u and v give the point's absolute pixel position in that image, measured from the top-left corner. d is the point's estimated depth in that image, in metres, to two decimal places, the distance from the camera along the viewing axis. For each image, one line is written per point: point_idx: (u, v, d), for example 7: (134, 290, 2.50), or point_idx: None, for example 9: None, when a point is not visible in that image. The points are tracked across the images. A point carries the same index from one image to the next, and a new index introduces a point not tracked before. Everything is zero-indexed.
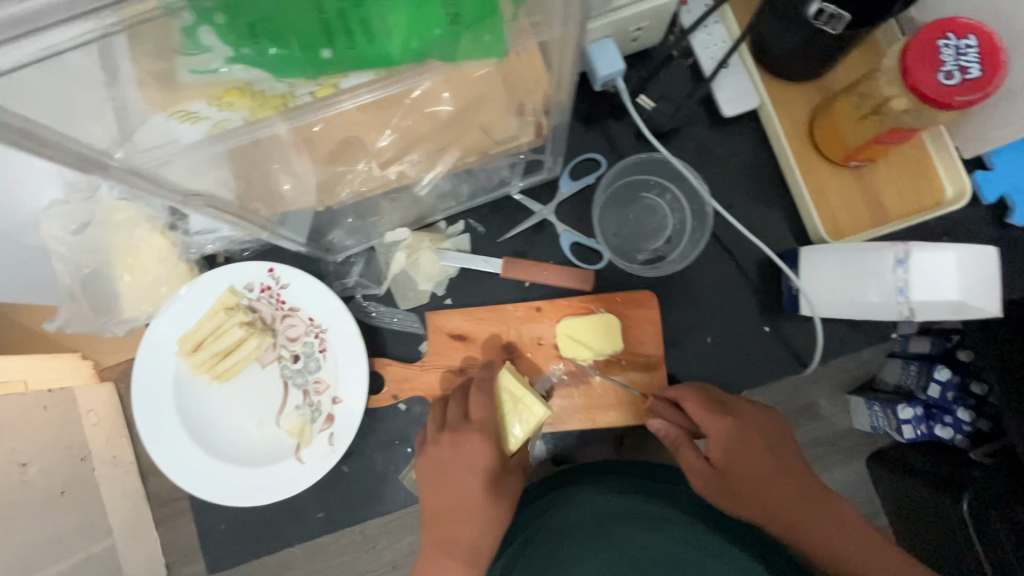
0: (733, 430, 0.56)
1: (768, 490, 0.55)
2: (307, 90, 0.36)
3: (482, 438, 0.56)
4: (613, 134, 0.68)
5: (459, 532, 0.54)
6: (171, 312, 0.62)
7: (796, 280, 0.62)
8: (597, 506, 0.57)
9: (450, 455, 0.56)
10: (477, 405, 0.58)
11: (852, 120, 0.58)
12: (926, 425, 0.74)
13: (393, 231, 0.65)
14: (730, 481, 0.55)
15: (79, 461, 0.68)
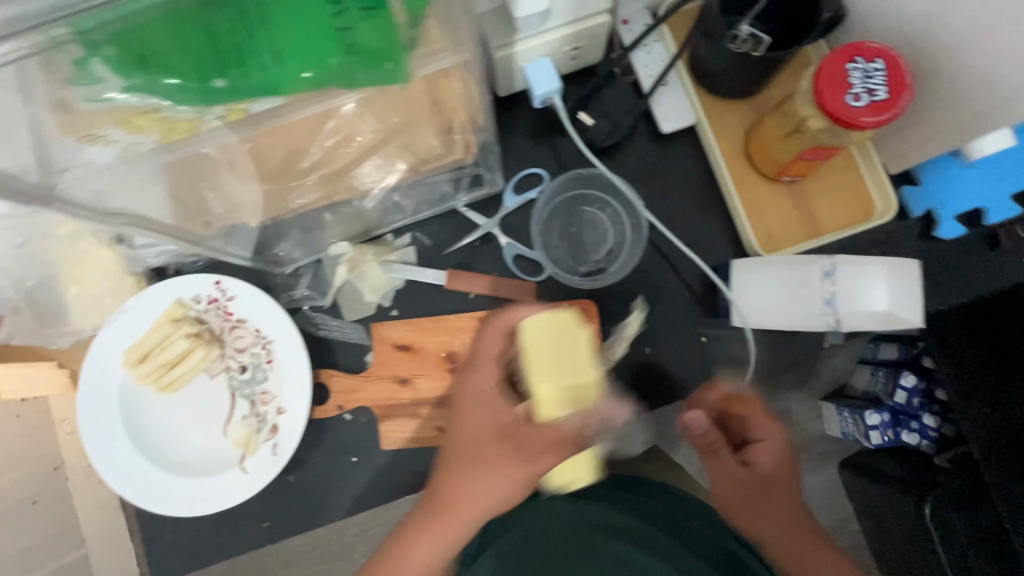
0: (774, 448, 0.57)
1: (772, 518, 0.56)
2: (216, 114, 0.37)
3: (496, 378, 0.53)
4: (556, 149, 0.69)
5: (467, 480, 0.52)
6: (118, 324, 0.63)
7: (728, 293, 0.63)
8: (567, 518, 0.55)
9: (468, 394, 0.54)
10: (490, 349, 0.53)
11: (778, 137, 0.60)
12: (893, 431, 0.76)
13: (334, 244, 0.67)
14: (758, 501, 0.56)
15: (50, 470, 0.74)
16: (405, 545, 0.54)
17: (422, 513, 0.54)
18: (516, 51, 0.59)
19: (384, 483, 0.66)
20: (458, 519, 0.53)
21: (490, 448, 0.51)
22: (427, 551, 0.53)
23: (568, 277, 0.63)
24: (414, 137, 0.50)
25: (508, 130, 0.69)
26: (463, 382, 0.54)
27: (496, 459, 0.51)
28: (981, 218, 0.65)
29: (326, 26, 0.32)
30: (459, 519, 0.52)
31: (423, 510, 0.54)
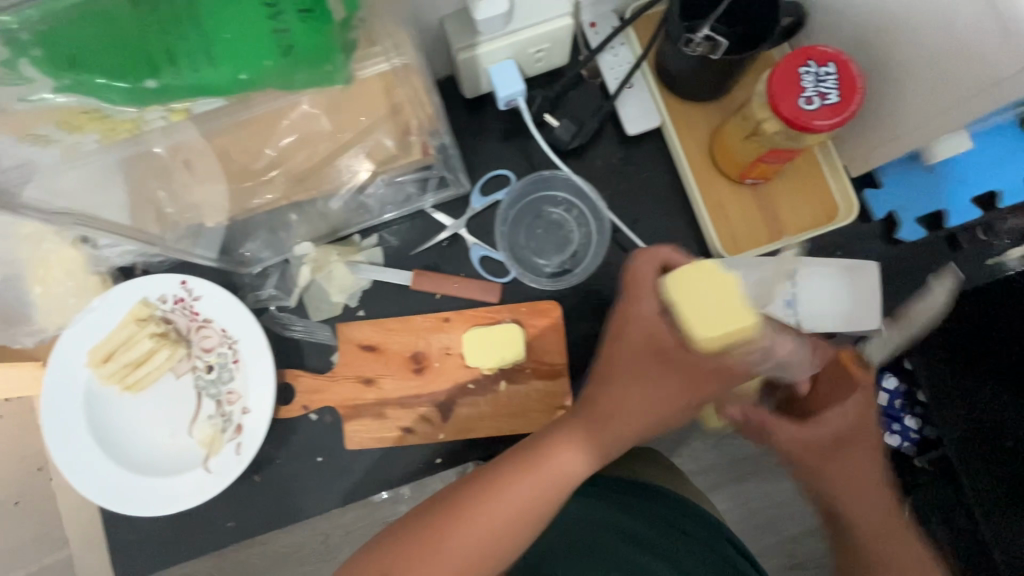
0: (858, 401, 0.49)
1: (847, 473, 0.49)
2: (157, 115, 0.37)
3: (654, 305, 0.42)
4: (524, 151, 0.70)
5: (604, 401, 0.47)
6: (83, 324, 0.64)
7: None
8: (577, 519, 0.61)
9: (624, 313, 0.45)
10: (642, 278, 0.43)
11: (739, 140, 0.61)
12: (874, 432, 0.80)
13: (298, 244, 0.67)
14: (839, 456, 0.49)
15: (35, 471, 0.77)
16: (504, 480, 0.47)
17: (536, 443, 0.48)
18: (478, 53, 0.60)
19: (349, 483, 0.66)
20: (575, 448, 0.47)
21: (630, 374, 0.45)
22: (527, 487, 0.47)
23: (532, 278, 0.63)
24: (370, 137, 0.50)
25: (476, 132, 0.70)
26: (630, 305, 0.44)
27: (640, 389, 0.46)
28: (943, 220, 0.65)
29: (261, 29, 0.32)
30: (581, 449, 0.47)
31: (545, 438, 0.49)
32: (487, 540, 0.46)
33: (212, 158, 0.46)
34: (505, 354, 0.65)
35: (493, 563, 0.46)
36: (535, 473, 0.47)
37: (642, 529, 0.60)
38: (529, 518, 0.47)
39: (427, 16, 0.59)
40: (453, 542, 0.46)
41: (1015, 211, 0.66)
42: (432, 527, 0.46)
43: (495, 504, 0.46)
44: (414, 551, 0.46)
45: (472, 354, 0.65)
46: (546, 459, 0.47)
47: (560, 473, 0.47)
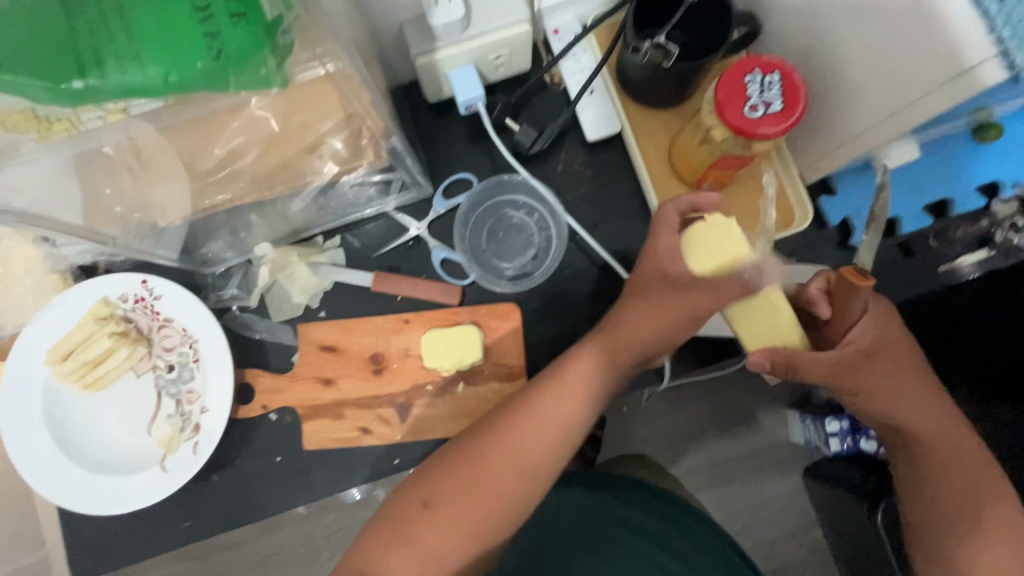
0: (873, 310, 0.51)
1: (879, 383, 0.52)
2: (94, 115, 0.38)
3: (670, 242, 0.50)
4: (486, 155, 0.71)
5: (626, 321, 0.54)
6: (43, 321, 0.64)
7: None
8: (585, 512, 0.69)
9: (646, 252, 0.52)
10: (669, 220, 0.51)
11: (693, 146, 0.62)
12: (854, 436, 0.99)
13: (259, 245, 0.67)
14: (868, 367, 0.51)
15: None
16: (542, 394, 0.54)
17: (570, 359, 0.55)
18: (436, 58, 0.61)
19: (308, 483, 0.66)
20: (600, 361, 0.54)
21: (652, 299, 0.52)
22: (562, 400, 0.53)
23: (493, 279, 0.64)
24: (321, 139, 0.51)
25: (440, 136, 0.71)
26: (654, 243, 0.51)
27: (659, 311, 0.52)
28: (897, 228, 0.67)
29: (193, 33, 0.33)
30: (604, 357, 0.54)
31: (577, 353, 0.55)
32: (530, 445, 0.52)
33: (162, 157, 0.47)
34: (463, 356, 0.65)
35: (546, 462, 0.53)
36: (570, 385, 0.54)
37: (650, 522, 0.68)
38: (568, 431, 0.54)
39: (386, 22, 0.60)
40: (507, 446, 0.52)
41: (966, 220, 0.68)
42: (487, 438, 0.52)
43: (537, 415, 0.53)
44: (473, 454, 0.52)
45: (429, 356, 0.65)
46: (578, 373, 0.54)
47: (586, 383, 0.54)
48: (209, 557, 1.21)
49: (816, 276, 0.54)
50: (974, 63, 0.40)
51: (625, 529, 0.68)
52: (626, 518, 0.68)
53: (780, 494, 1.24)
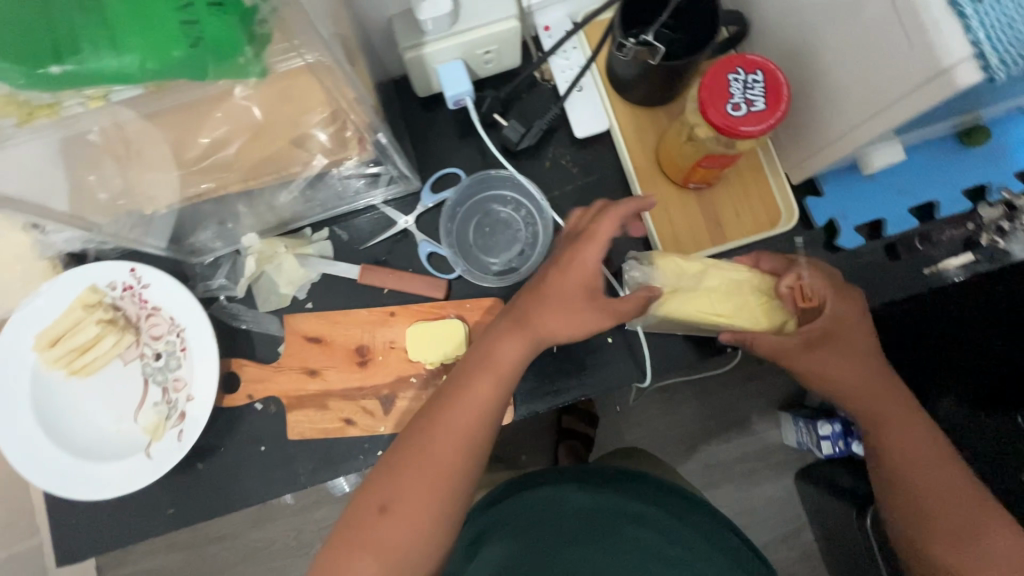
0: (833, 308, 0.56)
1: (835, 366, 0.57)
2: (77, 101, 0.39)
3: (594, 255, 0.53)
4: (475, 151, 0.71)
5: (544, 315, 0.53)
6: (32, 308, 0.64)
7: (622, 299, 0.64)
8: (583, 507, 0.70)
9: (568, 254, 0.54)
10: (602, 231, 0.53)
11: (678, 145, 0.62)
12: (845, 438, 1.04)
13: (247, 236, 0.68)
14: (823, 347, 0.56)
15: None
16: (467, 380, 0.53)
17: (488, 346, 0.55)
18: (425, 52, 0.61)
19: (291, 473, 0.67)
20: (519, 348, 0.54)
21: (568, 295, 0.53)
22: (489, 386, 0.53)
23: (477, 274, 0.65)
24: (307, 131, 0.51)
25: (429, 130, 0.71)
26: (578, 249, 0.53)
27: (575, 309, 0.53)
28: (881, 229, 0.67)
29: (169, 19, 0.33)
30: (523, 346, 0.54)
31: (494, 340, 0.55)
32: (452, 445, 0.52)
33: (145, 146, 0.48)
34: (448, 349, 0.65)
35: (479, 441, 0.53)
36: (491, 371, 0.54)
37: (649, 513, 0.69)
38: (493, 412, 0.53)
39: (376, 17, 0.60)
40: (440, 433, 0.52)
41: (953, 222, 0.67)
42: (422, 427, 0.53)
43: (465, 400, 0.53)
44: (414, 443, 0.52)
45: (414, 349, 0.66)
46: (499, 360, 0.54)
47: (508, 367, 0.54)
48: (201, 549, 1.22)
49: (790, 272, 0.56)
50: (949, 65, 0.40)
51: (625, 519, 0.69)
52: (626, 510, 0.69)
53: (770, 496, 1.24)
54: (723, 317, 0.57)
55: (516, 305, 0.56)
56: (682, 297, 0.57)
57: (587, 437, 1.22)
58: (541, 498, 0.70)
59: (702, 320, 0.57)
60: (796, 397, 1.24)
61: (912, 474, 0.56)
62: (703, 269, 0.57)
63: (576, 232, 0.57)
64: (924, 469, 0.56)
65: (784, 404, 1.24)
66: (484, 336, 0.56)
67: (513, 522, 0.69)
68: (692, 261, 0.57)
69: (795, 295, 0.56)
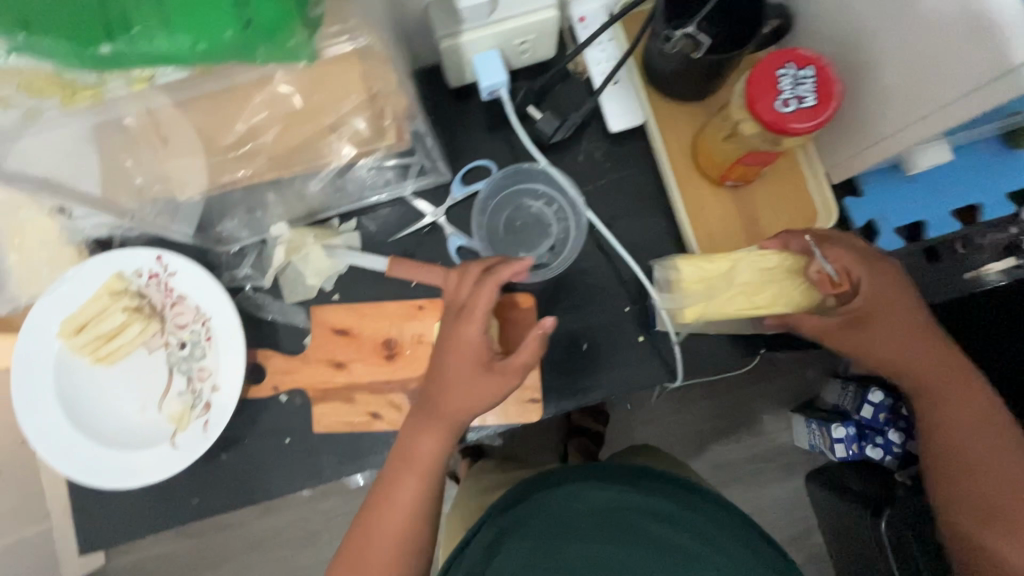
0: (879, 286, 0.56)
1: (876, 342, 0.56)
2: (120, 84, 0.37)
3: (475, 331, 0.54)
4: (506, 143, 0.70)
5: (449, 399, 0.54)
6: (57, 294, 0.64)
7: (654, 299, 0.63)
8: (601, 508, 0.63)
9: (448, 335, 0.55)
10: (479, 305, 0.54)
11: (718, 141, 0.60)
12: (861, 443, 1.01)
13: (276, 225, 0.67)
14: (861, 326, 0.56)
15: None
16: (393, 484, 0.55)
17: (402, 444, 0.56)
18: (461, 42, 0.60)
19: (316, 466, 0.66)
20: (436, 440, 0.55)
21: (463, 373, 0.54)
22: (413, 485, 0.54)
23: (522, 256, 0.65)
24: (346, 120, 0.50)
25: (460, 122, 0.70)
26: (458, 329, 0.55)
27: (473, 379, 0.54)
28: (921, 232, 0.66)
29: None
30: (439, 438, 0.55)
31: (406, 436, 0.56)
32: (390, 543, 0.53)
33: (183, 130, 0.46)
34: None
35: (416, 531, 0.54)
36: (412, 471, 0.55)
37: (672, 509, 0.64)
38: (426, 504, 0.55)
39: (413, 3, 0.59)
40: (377, 536, 0.53)
41: (995, 226, 0.65)
42: (361, 526, 0.54)
43: (393, 499, 0.54)
44: (357, 540, 0.54)
45: None
46: (417, 457, 0.55)
47: (429, 463, 0.55)
48: (207, 537, 1.22)
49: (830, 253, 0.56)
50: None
51: (648, 518, 0.62)
52: (647, 509, 0.63)
53: (781, 498, 1.23)
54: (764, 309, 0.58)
55: (421, 396, 0.57)
56: (717, 300, 0.58)
57: (597, 433, 1.19)
58: (554, 496, 0.66)
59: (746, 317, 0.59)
60: (808, 399, 1.23)
61: (971, 456, 0.53)
62: (731, 268, 0.58)
63: (455, 306, 0.57)
64: (977, 449, 0.53)
65: (797, 406, 1.23)
66: (402, 433, 0.57)
67: (524, 526, 0.63)
68: (716, 266, 0.58)
69: (825, 281, 0.56)
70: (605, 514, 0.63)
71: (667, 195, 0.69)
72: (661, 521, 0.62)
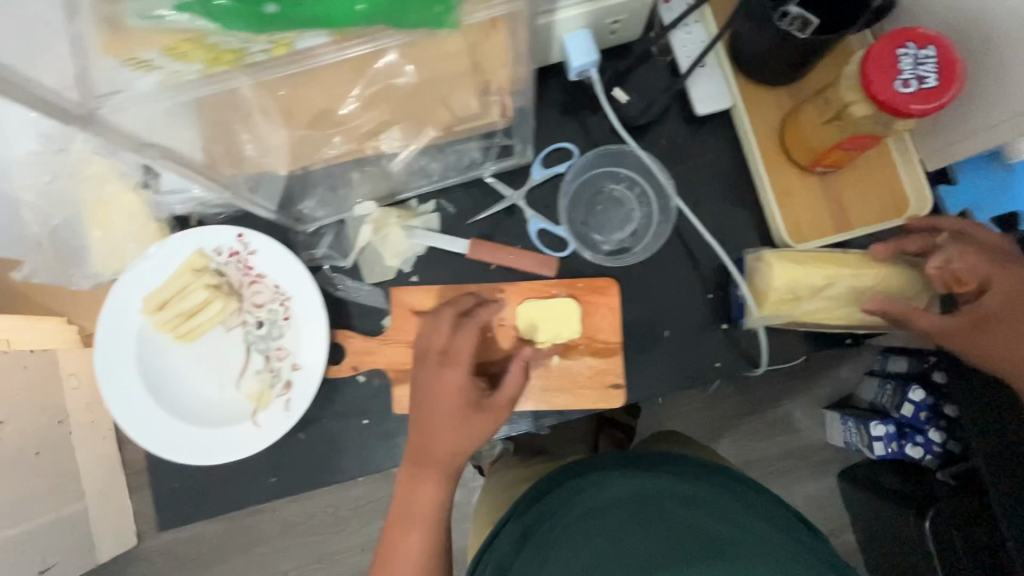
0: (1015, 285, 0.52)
1: (1005, 345, 0.53)
2: (260, 48, 0.36)
3: (458, 372, 0.56)
4: (586, 126, 0.69)
5: (438, 437, 0.55)
6: (140, 270, 0.63)
7: (742, 288, 0.62)
8: (626, 494, 0.58)
9: (432, 384, 0.56)
10: (461, 347, 0.57)
11: (816, 125, 0.59)
12: (900, 442, 0.99)
13: (362, 205, 0.67)
14: (987, 329, 0.53)
15: (55, 424, 0.91)
16: (402, 531, 0.55)
17: (399, 495, 0.56)
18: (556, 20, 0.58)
19: (392, 448, 0.66)
20: (434, 488, 0.56)
21: (453, 416, 0.55)
22: (420, 538, 0.55)
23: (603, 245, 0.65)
24: (457, 94, 0.49)
25: (540, 104, 0.69)
26: (439, 372, 0.56)
27: (465, 421, 0.55)
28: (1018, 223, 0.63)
29: None
30: (436, 480, 0.56)
31: (403, 488, 0.57)
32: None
33: (294, 102, 0.45)
34: (561, 330, 0.64)
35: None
36: (417, 521, 0.55)
37: (704, 494, 0.58)
38: (432, 550, 0.55)
39: None
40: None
41: None
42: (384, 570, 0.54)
43: (403, 550, 0.54)
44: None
45: (526, 326, 0.64)
46: (416, 509, 0.55)
47: (429, 505, 0.55)
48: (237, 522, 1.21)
49: (947, 253, 0.56)
50: None
51: (678, 503, 0.56)
52: (675, 493, 0.57)
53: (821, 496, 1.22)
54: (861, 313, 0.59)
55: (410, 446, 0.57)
56: (802, 306, 0.59)
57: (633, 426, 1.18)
58: (576, 484, 0.62)
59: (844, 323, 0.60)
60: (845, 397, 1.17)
61: None
62: (826, 279, 0.58)
63: (434, 350, 0.58)
64: None
65: (831, 403, 1.18)
66: (399, 487, 0.57)
67: (547, 517, 0.60)
68: (809, 272, 0.58)
69: (942, 282, 0.56)
70: (628, 498, 0.57)
71: (752, 181, 0.68)
72: (690, 507, 0.56)
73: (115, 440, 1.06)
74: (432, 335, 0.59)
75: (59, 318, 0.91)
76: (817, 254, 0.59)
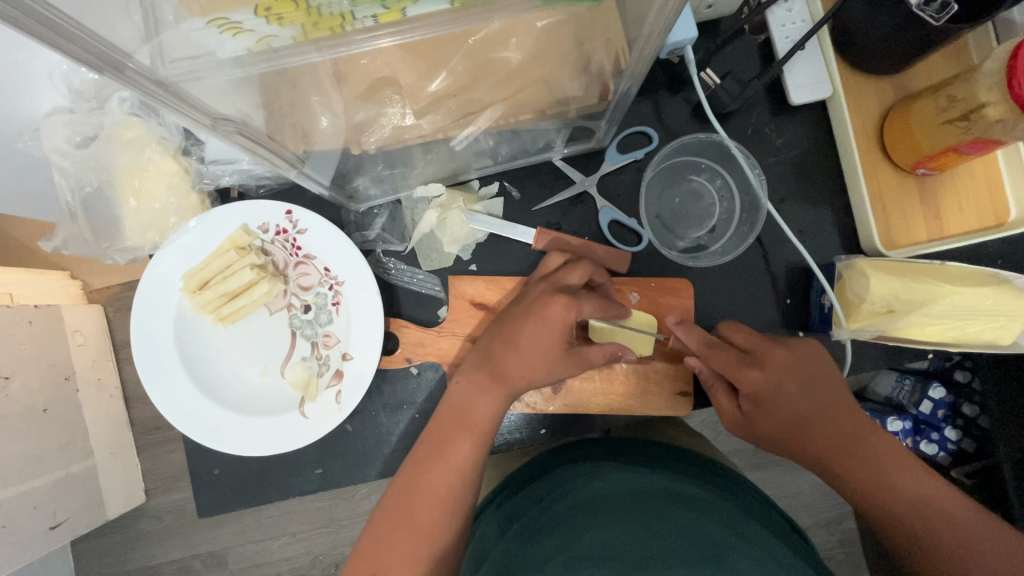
0: (783, 363, 0.51)
1: (776, 428, 0.50)
2: (369, 13, 0.32)
3: (564, 308, 0.51)
4: (667, 110, 0.63)
5: (516, 366, 0.51)
6: (179, 245, 0.58)
7: (829, 297, 0.58)
8: (620, 487, 0.48)
9: (536, 308, 0.52)
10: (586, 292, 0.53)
11: (933, 123, 0.53)
12: (913, 438, 0.85)
13: (429, 184, 0.62)
14: (760, 419, 0.51)
15: (62, 380, 0.73)
16: (445, 441, 0.49)
17: (451, 396, 0.51)
18: None
19: None
20: (493, 402, 0.50)
21: (542, 347, 0.51)
22: (469, 446, 0.49)
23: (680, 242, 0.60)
24: (552, 73, 0.44)
25: None
26: (547, 299, 0.51)
27: (555, 360, 0.51)
28: None
29: None
30: (501, 402, 0.51)
31: (459, 387, 0.52)
32: (432, 510, 0.47)
33: (378, 72, 0.39)
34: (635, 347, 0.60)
35: (461, 500, 0.47)
36: (466, 430, 0.50)
37: (698, 494, 0.48)
38: (471, 474, 0.48)
39: None
40: (424, 494, 0.47)
41: None
42: (409, 478, 0.48)
43: (439, 466, 0.48)
44: (403, 490, 0.48)
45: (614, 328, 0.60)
46: (471, 415, 0.50)
47: (486, 423, 0.50)
48: None
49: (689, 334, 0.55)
50: None
51: (665, 498, 0.46)
52: (660, 486, 0.48)
53: None
54: (955, 336, 0.56)
55: (481, 357, 0.53)
56: (890, 321, 0.56)
57: None
58: (567, 474, 0.52)
59: (935, 343, 0.57)
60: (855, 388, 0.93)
61: (917, 532, 0.45)
62: (932, 293, 0.55)
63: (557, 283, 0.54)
64: (931, 533, 0.45)
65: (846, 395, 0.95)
66: (451, 391, 0.52)
67: (533, 507, 0.50)
68: (909, 283, 0.55)
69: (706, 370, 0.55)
70: (624, 494, 0.47)
71: (844, 181, 0.63)
72: (691, 506, 0.45)
73: (123, 398, 0.85)
74: (558, 274, 0.56)
75: (62, 273, 0.80)
76: (917, 266, 0.56)
